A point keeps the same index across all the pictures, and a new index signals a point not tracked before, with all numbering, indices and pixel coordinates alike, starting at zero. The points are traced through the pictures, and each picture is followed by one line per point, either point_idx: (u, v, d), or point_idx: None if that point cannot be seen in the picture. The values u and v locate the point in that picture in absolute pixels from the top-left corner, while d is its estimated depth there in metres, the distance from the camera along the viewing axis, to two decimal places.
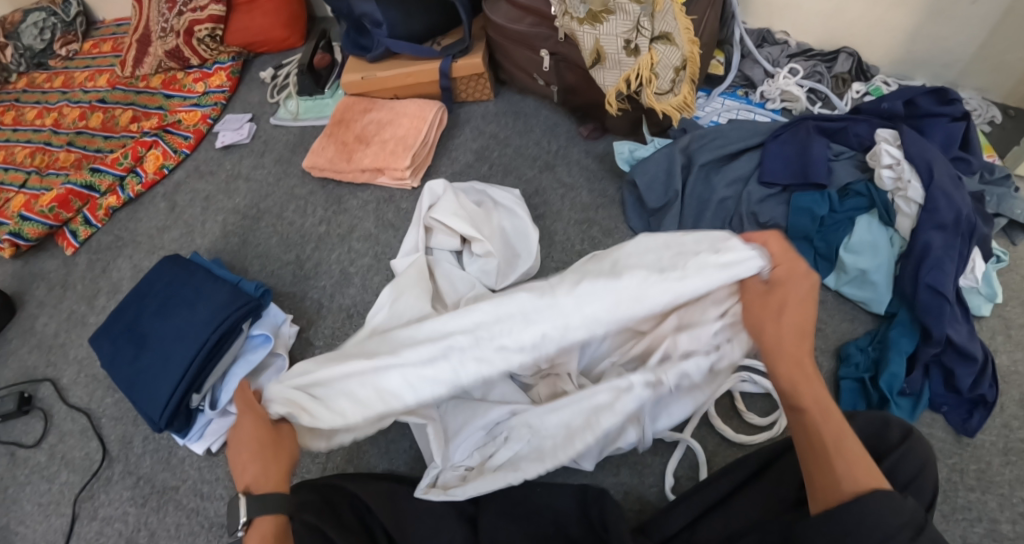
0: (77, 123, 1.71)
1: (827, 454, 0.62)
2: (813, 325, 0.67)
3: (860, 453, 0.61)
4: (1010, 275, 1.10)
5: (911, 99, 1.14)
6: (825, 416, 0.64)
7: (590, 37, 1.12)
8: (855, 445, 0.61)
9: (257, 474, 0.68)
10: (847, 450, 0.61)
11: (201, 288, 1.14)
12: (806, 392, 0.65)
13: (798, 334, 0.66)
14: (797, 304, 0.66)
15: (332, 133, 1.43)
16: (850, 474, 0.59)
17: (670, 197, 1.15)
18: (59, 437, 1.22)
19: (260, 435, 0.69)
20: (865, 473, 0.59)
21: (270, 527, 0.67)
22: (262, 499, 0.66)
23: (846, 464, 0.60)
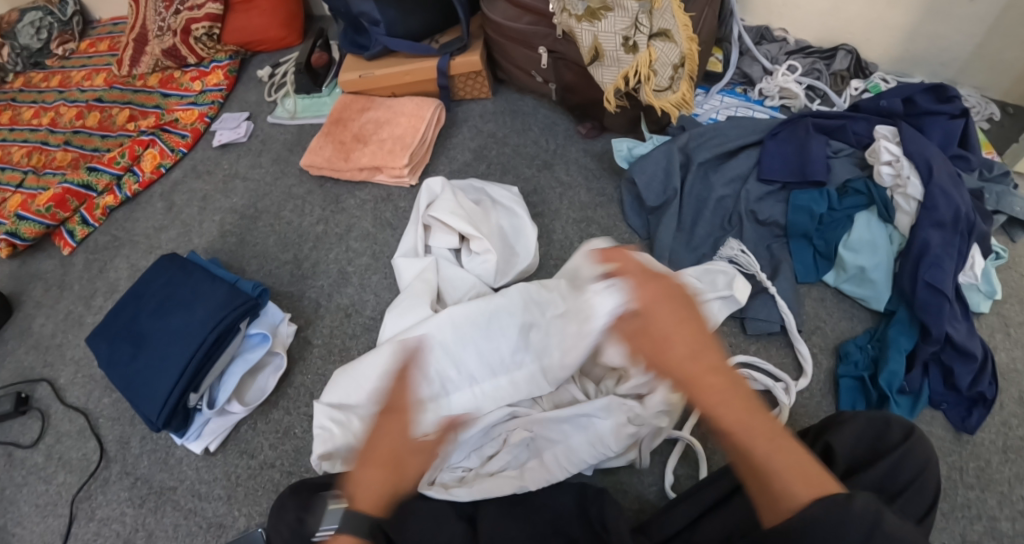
0: (74, 122, 1.71)
1: (765, 475, 0.55)
2: (708, 336, 0.58)
3: (798, 456, 0.55)
4: (1009, 273, 1.10)
5: (909, 97, 1.13)
6: (750, 431, 0.55)
7: (588, 33, 1.11)
8: (784, 452, 0.55)
9: (367, 482, 0.62)
10: (779, 463, 0.54)
11: (199, 287, 1.13)
12: (722, 412, 0.55)
13: (695, 356, 0.56)
14: (674, 331, 0.57)
15: (329, 132, 1.42)
16: (793, 486, 0.54)
17: (669, 195, 1.14)
18: (56, 438, 1.22)
19: (397, 451, 0.63)
20: (806, 483, 0.54)
21: None
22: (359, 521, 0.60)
23: (784, 479, 0.54)
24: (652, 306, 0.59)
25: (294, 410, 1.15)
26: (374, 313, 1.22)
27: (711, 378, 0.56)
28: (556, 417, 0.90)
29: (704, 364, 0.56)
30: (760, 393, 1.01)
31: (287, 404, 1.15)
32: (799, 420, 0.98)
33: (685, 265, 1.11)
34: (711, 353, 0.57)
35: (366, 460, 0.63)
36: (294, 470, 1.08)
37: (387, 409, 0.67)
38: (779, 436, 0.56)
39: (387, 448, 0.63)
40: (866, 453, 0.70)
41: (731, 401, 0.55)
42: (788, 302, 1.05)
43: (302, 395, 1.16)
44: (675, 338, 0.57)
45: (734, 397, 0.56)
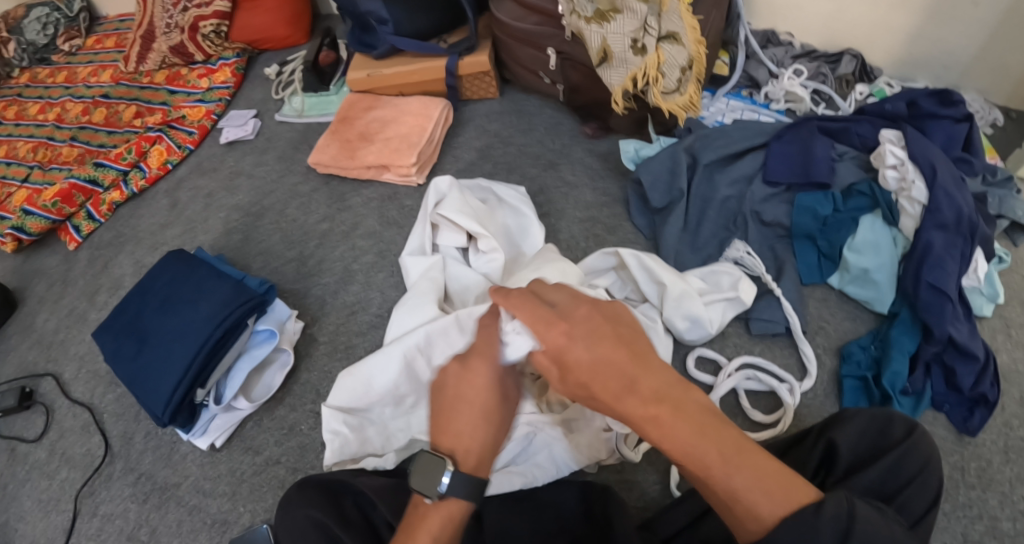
0: (80, 118, 1.72)
1: (727, 496, 0.57)
2: (631, 363, 0.62)
3: (760, 465, 0.57)
4: (1010, 276, 1.11)
5: (913, 100, 1.15)
6: (703, 451, 0.58)
7: (597, 36, 1.12)
8: (744, 467, 0.56)
9: (473, 444, 0.68)
10: (742, 481, 0.56)
11: (205, 283, 1.14)
12: (666, 438, 0.59)
13: (623, 389, 0.61)
14: (600, 367, 0.61)
15: (336, 130, 1.43)
16: (761, 500, 0.55)
17: (675, 196, 1.15)
18: (60, 433, 1.22)
19: (488, 401, 0.69)
20: (776, 492, 0.55)
21: (456, 508, 0.66)
22: (469, 475, 0.66)
23: (751, 495, 0.55)
24: (564, 352, 0.63)
25: (299, 406, 1.15)
26: (380, 310, 1.23)
27: (649, 412, 0.59)
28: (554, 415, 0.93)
29: (634, 392, 0.60)
30: (764, 393, 1.02)
31: (293, 400, 1.16)
32: (803, 420, 0.98)
33: (690, 266, 1.12)
34: (645, 376, 0.61)
35: (458, 413, 0.68)
36: (298, 466, 1.09)
37: (468, 356, 0.73)
38: (737, 450, 0.57)
39: (478, 403, 0.69)
40: (868, 452, 0.70)
41: (675, 423, 0.58)
42: (794, 303, 1.06)
43: (308, 391, 1.16)
44: (605, 376, 0.61)
45: (675, 419, 0.59)
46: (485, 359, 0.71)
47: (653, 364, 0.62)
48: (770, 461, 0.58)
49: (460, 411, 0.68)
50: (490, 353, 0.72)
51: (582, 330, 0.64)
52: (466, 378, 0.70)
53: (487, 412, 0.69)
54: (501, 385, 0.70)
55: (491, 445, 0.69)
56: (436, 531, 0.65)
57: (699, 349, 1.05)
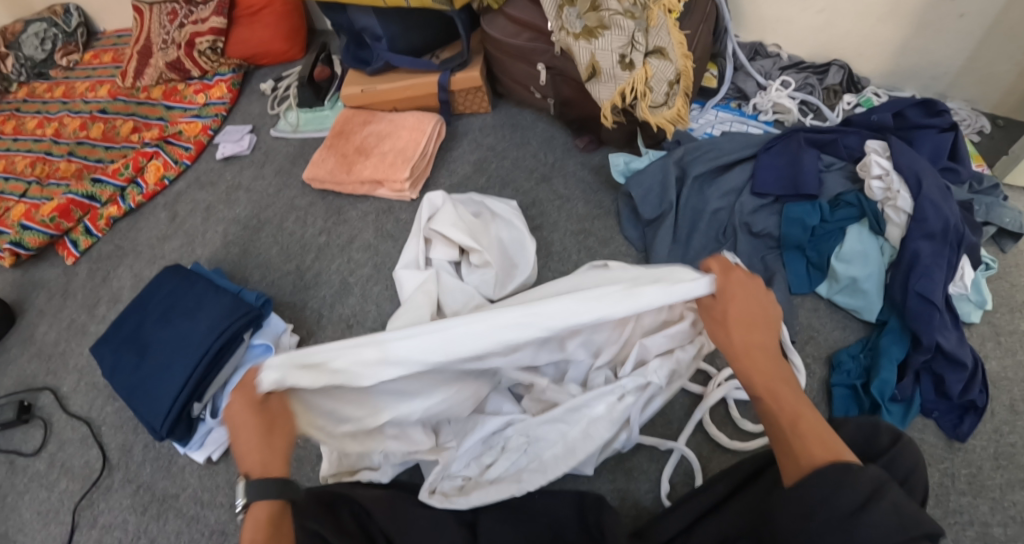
0: (78, 133, 1.73)
1: (786, 432, 0.65)
2: (764, 317, 0.70)
3: (820, 429, 0.64)
4: (999, 283, 1.13)
5: (900, 111, 1.16)
6: (781, 397, 0.67)
7: (585, 51, 1.14)
8: (807, 420, 0.64)
9: (261, 458, 0.66)
10: (804, 427, 0.64)
11: (203, 297, 1.15)
12: (757, 376, 0.68)
13: (746, 329, 0.69)
14: (743, 308, 0.70)
15: (332, 145, 1.45)
16: (810, 447, 0.62)
17: (665, 208, 1.17)
18: (59, 445, 1.23)
19: (259, 418, 0.66)
20: (825, 447, 0.62)
21: (266, 512, 0.66)
22: (259, 486, 0.65)
23: (803, 441, 0.63)
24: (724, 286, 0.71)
25: None
26: (376, 323, 1.24)
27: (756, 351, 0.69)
28: (545, 419, 0.92)
29: (750, 333, 0.69)
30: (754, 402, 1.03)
31: None
32: None
33: None
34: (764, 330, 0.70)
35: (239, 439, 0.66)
36: (296, 478, 1.10)
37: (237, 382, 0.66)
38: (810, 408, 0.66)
39: (243, 421, 0.65)
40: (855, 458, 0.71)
41: (767, 367, 0.68)
42: (782, 313, 1.07)
43: None
44: (738, 313, 0.70)
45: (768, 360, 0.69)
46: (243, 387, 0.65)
47: (773, 325, 0.71)
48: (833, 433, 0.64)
49: (233, 439, 0.66)
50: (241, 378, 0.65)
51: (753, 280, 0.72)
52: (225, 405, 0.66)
53: (263, 420, 0.66)
54: (261, 404, 0.66)
55: (275, 447, 0.67)
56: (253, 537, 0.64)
57: None
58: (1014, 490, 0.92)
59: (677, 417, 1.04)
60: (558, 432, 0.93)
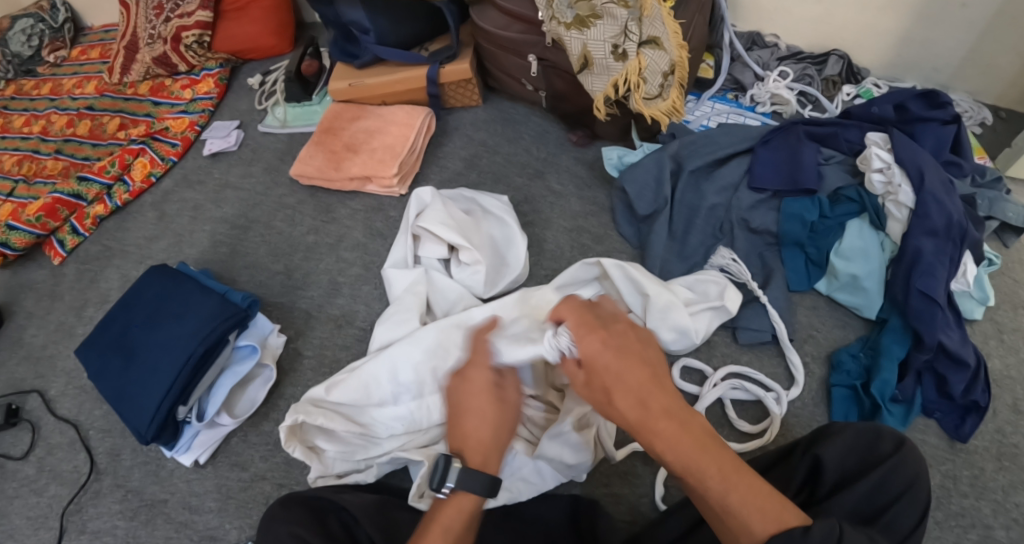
0: (65, 130, 1.70)
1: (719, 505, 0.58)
2: (646, 381, 0.61)
3: (752, 492, 0.57)
4: (1002, 278, 1.11)
5: (901, 103, 1.13)
6: (703, 472, 0.58)
7: (577, 42, 1.10)
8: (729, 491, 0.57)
9: (481, 444, 0.73)
10: (738, 498, 0.57)
11: (189, 298, 1.12)
12: (669, 451, 0.60)
13: (637, 403, 0.60)
14: (617, 389, 0.61)
15: (320, 141, 1.42)
16: (748, 522, 0.55)
17: (660, 204, 1.14)
18: (48, 449, 1.20)
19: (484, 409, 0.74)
20: (761, 517, 0.55)
21: (468, 503, 0.71)
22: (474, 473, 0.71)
23: (742, 515, 0.56)
24: (596, 356, 0.63)
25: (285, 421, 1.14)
26: (366, 323, 1.21)
27: (659, 425, 0.60)
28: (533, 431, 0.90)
29: (645, 408, 0.60)
30: (751, 403, 1.01)
31: (278, 415, 1.14)
32: (792, 429, 0.97)
33: (676, 274, 1.10)
34: (662, 406, 0.60)
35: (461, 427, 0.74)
36: (285, 482, 1.08)
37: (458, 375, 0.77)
38: (735, 470, 0.58)
39: (470, 409, 0.74)
40: (857, 466, 0.69)
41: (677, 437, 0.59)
42: (780, 311, 1.05)
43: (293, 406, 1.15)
44: (619, 390, 0.61)
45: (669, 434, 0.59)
46: (480, 388, 0.75)
47: (663, 383, 0.62)
48: (765, 487, 0.57)
49: (462, 429, 0.74)
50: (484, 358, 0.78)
51: (619, 341, 0.64)
52: (463, 375, 0.77)
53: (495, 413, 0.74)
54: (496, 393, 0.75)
55: (496, 442, 0.74)
56: (448, 523, 0.70)
57: (684, 359, 1.04)
58: (1017, 492, 0.90)
59: None
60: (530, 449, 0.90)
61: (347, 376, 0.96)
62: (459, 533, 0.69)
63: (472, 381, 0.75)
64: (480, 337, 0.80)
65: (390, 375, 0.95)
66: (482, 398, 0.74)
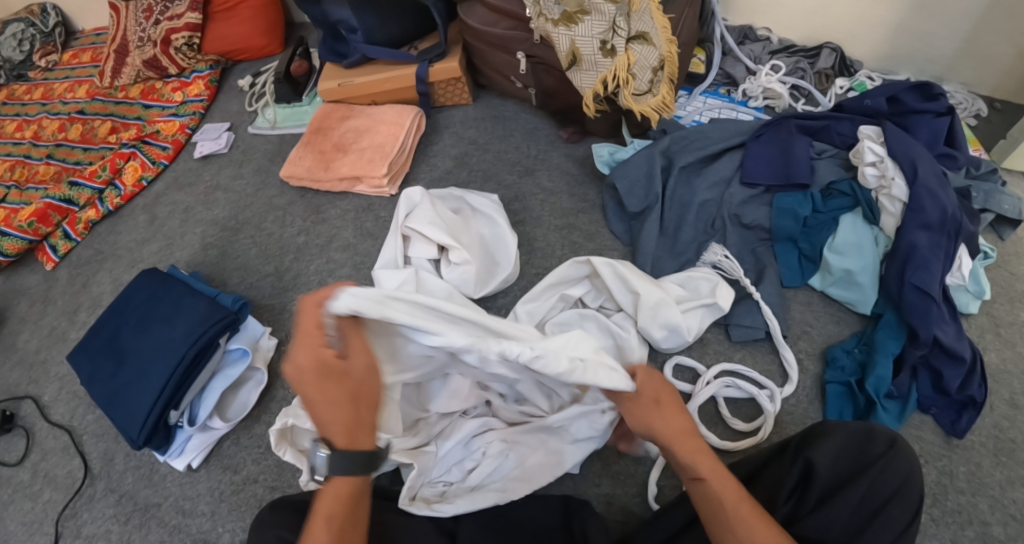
0: (57, 135, 1.69)
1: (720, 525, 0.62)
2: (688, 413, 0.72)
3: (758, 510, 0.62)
4: (998, 272, 1.10)
5: (894, 95, 1.11)
6: (722, 481, 0.65)
7: (565, 38, 1.10)
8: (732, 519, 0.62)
9: (342, 425, 0.69)
10: (743, 526, 0.61)
11: (180, 302, 1.12)
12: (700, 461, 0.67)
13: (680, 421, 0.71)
14: (667, 406, 0.72)
15: (310, 142, 1.41)
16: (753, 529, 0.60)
17: (651, 200, 1.13)
18: (41, 455, 1.20)
19: (330, 391, 0.67)
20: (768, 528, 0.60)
21: (344, 484, 0.69)
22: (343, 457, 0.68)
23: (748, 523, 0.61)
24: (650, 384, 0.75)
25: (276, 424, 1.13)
26: None
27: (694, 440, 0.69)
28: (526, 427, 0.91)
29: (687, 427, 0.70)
30: (744, 400, 1.00)
31: (269, 418, 1.13)
32: (786, 425, 0.97)
33: (668, 271, 1.10)
34: (694, 438, 0.69)
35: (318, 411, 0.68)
36: (278, 485, 1.07)
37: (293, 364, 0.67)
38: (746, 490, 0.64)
39: (317, 396, 0.67)
40: (848, 469, 0.68)
41: (705, 460, 0.67)
42: (773, 307, 1.04)
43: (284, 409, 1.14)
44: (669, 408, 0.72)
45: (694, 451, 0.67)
46: (334, 378, 0.67)
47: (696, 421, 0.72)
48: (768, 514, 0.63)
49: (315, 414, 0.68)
50: (320, 338, 0.67)
51: None
52: (294, 364, 0.66)
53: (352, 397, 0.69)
54: (334, 373, 0.67)
55: (358, 417, 0.70)
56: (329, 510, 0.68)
57: (677, 357, 1.03)
58: (1014, 488, 0.89)
59: None
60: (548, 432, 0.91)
61: None
62: (344, 516, 0.67)
63: (313, 371, 0.66)
64: (310, 318, 0.67)
65: None
66: (341, 386, 0.68)
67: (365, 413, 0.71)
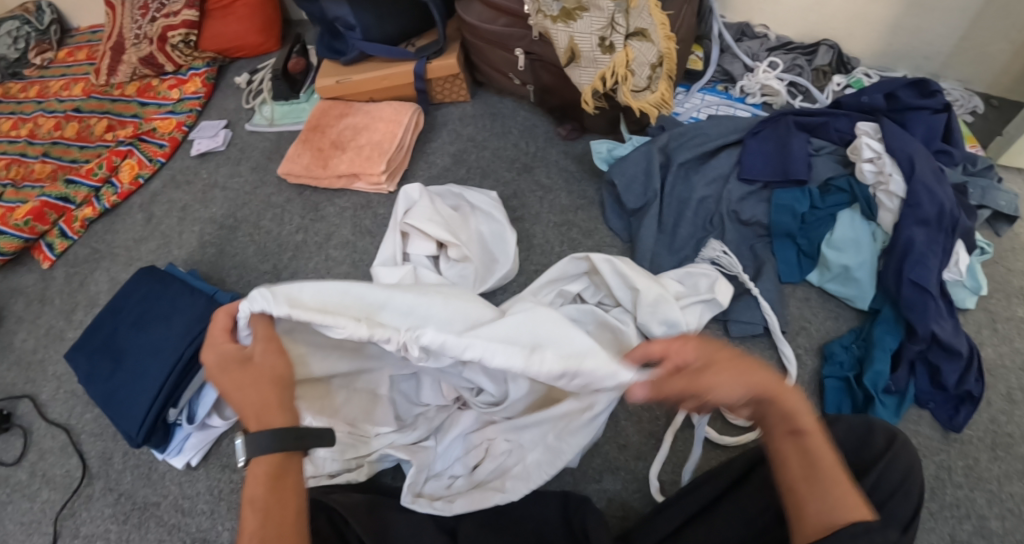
0: (52, 133, 1.68)
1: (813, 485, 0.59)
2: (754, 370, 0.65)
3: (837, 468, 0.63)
4: (995, 267, 1.10)
5: (891, 91, 1.12)
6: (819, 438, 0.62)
7: (564, 35, 1.10)
8: (828, 480, 0.59)
9: (254, 408, 0.66)
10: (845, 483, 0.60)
11: (178, 300, 1.11)
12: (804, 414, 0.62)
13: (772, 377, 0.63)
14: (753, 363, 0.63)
15: (307, 139, 1.40)
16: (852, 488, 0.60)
17: (649, 197, 1.13)
18: (40, 455, 1.19)
19: (232, 376, 0.67)
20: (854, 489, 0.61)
21: (266, 468, 0.63)
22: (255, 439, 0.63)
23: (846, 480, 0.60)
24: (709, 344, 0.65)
25: None
26: None
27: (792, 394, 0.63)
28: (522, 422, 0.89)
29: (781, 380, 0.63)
30: None
31: None
32: None
33: (667, 267, 1.10)
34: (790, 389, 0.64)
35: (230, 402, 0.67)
36: None
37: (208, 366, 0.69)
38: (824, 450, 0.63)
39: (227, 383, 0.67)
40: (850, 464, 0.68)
41: (806, 415, 0.62)
42: (772, 302, 1.04)
43: None
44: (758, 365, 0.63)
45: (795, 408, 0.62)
46: (236, 367, 0.68)
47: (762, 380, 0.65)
48: None
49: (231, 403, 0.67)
50: (223, 335, 0.70)
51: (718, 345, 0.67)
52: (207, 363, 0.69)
53: (259, 382, 0.67)
54: (237, 361, 0.68)
55: (273, 401, 0.66)
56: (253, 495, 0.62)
57: None
58: (1011, 482, 0.90)
59: (665, 413, 1.00)
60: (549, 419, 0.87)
61: None
62: (265, 498, 0.61)
63: (219, 366, 0.68)
64: (222, 321, 0.71)
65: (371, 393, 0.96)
66: (249, 370, 0.67)
67: (282, 394, 0.67)
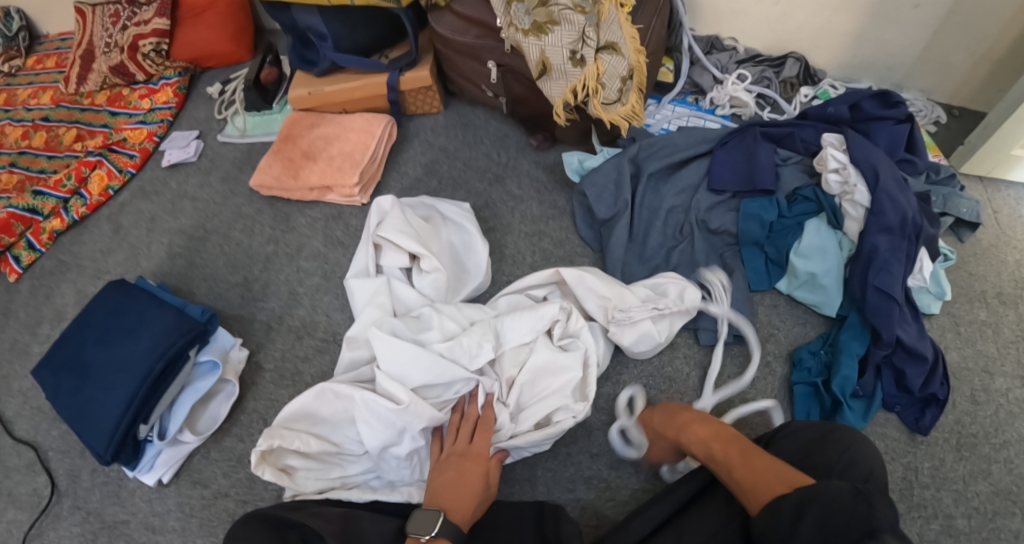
0: (19, 142, 1.64)
1: (746, 470, 0.69)
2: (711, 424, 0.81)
3: (763, 464, 0.68)
4: (958, 273, 1.13)
5: (856, 102, 1.15)
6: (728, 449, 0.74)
7: (535, 48, 1.11)
8: (749, 456, 0.70)
9: (461, 503, 0.80)
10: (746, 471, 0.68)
11: (145, 314, 1.09)
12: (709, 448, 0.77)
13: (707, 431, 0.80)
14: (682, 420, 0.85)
15: (278, 150, 1.39)
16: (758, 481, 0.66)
17: (620, 208, 1.14)
18: (4, 473, 1.16)
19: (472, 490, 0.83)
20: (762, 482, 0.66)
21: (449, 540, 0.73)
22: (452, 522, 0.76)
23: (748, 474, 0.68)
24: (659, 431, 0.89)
25: (247, 437, 1.11)
26: (326, 334, 1.20)
27: (703, 433, 0.80)
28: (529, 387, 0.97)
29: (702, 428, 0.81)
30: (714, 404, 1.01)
31: (240, 430, 1.12)
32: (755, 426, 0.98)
33: (637, 277, 1.11)
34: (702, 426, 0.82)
35: (455, 490, 0.82)
36: (249, 499, 1.05)
37: (463, 455, 0.88)
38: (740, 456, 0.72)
39: (466, 482, 0.83)
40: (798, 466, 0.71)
41: (713, 438, 0.78)
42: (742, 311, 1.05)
43: (255, 421, 1.13)
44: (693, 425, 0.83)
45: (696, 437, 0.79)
46: (464, 475, 0.84)
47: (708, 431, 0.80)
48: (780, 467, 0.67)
49: (445, 497, 0.81)
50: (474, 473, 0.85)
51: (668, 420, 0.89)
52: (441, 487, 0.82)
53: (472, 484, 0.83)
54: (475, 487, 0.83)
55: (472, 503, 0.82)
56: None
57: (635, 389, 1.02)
58: (976, 481, 0.92)
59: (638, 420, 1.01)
60: (542, 394, 0.97)
61: (323, 415, 0.97)
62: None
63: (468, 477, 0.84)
64: (467, 473, 0.85)
65: (355, 443, 0.96)
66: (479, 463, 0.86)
67: (474, 493, 0.82)
